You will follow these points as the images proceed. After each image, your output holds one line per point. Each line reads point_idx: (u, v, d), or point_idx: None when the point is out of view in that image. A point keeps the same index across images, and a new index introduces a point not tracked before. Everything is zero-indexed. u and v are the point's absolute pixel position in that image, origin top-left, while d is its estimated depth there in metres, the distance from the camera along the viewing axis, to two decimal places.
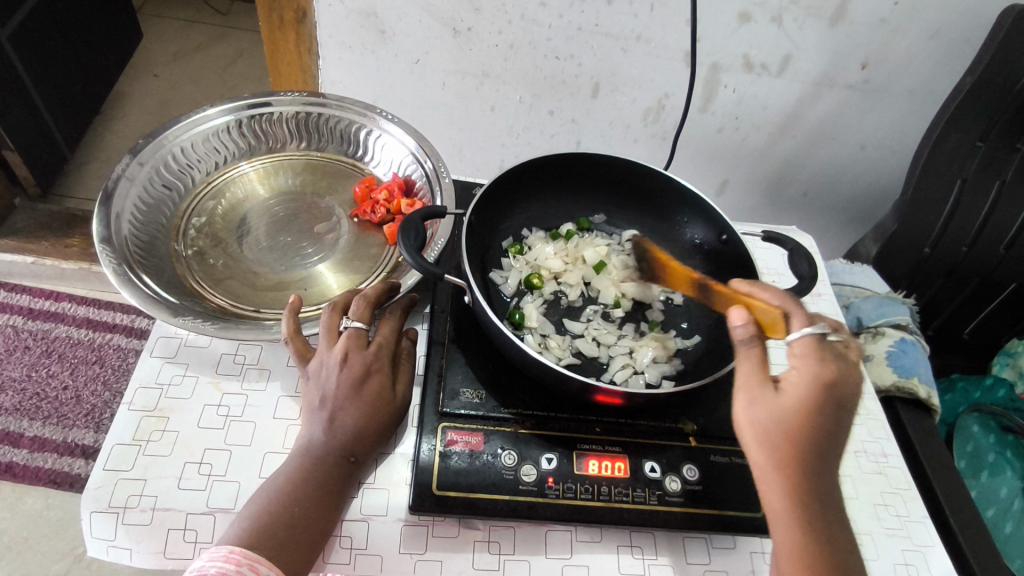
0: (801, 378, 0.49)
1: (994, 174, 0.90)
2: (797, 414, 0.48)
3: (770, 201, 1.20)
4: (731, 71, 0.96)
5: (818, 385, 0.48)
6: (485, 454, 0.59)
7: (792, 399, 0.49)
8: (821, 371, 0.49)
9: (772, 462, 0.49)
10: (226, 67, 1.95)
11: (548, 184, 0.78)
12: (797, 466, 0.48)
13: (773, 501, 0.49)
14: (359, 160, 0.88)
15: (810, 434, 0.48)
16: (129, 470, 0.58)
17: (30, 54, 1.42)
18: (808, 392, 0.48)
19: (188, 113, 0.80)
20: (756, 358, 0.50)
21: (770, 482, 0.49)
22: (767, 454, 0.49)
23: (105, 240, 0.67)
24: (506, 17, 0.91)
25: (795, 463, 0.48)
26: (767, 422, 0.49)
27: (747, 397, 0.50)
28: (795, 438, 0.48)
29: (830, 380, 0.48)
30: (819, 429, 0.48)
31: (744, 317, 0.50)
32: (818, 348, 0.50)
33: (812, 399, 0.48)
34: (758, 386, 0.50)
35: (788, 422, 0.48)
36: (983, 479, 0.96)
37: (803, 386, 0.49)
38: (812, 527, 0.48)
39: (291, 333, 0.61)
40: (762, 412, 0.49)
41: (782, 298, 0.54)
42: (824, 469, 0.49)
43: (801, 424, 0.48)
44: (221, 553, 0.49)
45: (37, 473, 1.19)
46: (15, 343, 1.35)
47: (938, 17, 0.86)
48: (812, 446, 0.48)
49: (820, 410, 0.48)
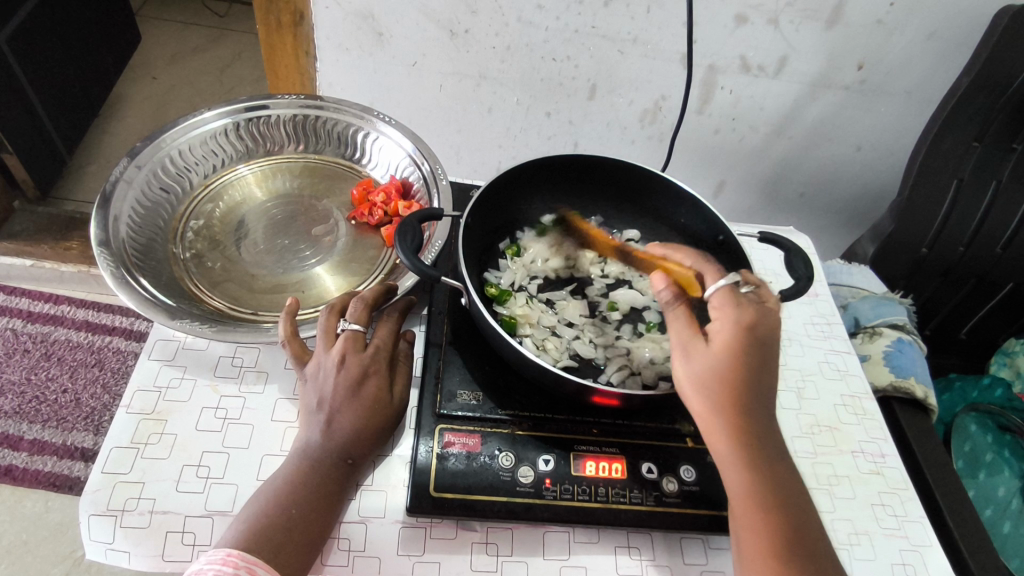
0: (725, 325, 0.51)
1: (990, 175, 0.90)
2: (728, 358, 0.50)
3: (768, 202, 1.20)
4: (728, 72, 0.96)
5: (740, 330, 0.51)
6: (483, 455, 0.59)
7: (720, 347, 0.51)
8: (740, 316, 0.52)
9: (713, 409, 0.50)
10: (225, 69, 1.95)
11: (545, 186, 0.79)
12: (736, 409, 0.50)
13: (718, 447, 0.51)
14: (357, 162, 0.88)
15: (742, 375, 0.50)
16: (127, 473, 0.58)
17: (29, 58, 1.42)
18: (733, 335, 0.51)
19: (186, 116, 0.80)
20: (683, 318, 0.53)
21: (712, 429, 0.51)
22: (707, 403, 0.50)
23: (103, 243, 0.67)
24: (502, 20, 0.92)
25: (731, 405, 0.50)
26: (702, 370, 0.50)
27: (680, 353, 0.52)
28: (728, 381, 0.50)
29: (750, 324, 0.51)
30: (749, 369, 0.50)
31: (665, 280, 0.54)
32: (733, 296, 0.53)
33: (738, 341, 0.50)
34: (690, 340, 0.52)
35: (721, 369, 0.50)
36: (981, 478, 0.96)
37: (727, 331, 0.51)
38: (756, 465, 0.50)
39: (289, 336, 0.62)
40: (697, 365, 0.51)
41: (695, 259, 0.61)
42: (759, 407, 0.51)
43: (732, 368, 0.50)
44: (219, 556, 0.49)
45: (37, 476, 1.19)
46: (14, 346, 1.35)
47: (934, 18, 0.86)
48: (746, 388, 0.50)
49: (747, 352, 0.50)
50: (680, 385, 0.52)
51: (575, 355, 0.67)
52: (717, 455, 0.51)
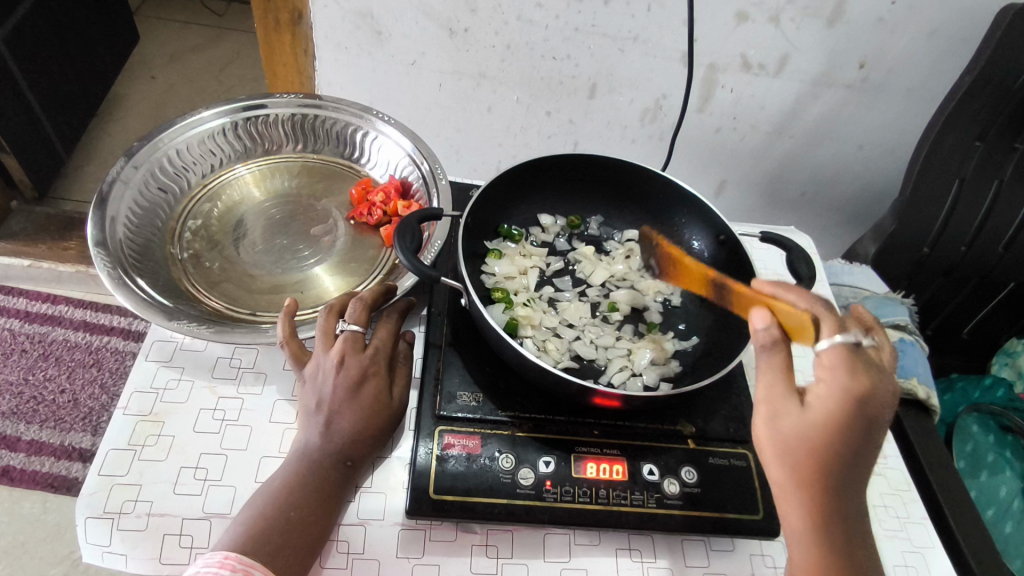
0: (830, 391, 0.47)
1: (993, 173, 0.89)
2: (825, 430, 0.47)
3: (768, 202, 1.20)
4: (729, 71, 0.95)
5: (848, 399, 0.46)
6: (482, 457, 0.59)
7: (817, 415, 0.47)
8: (852, 383, 0.46)
9: (793, 477, 0.48)
10: (223, 68, 1.95)
11: (544, 184, 0.78)
12: (821, 484, 0.47)
13: (792, 516, 0.49)
14: (355, 161, 0.88)
15: (838, 451, 0.47)
16: (124, 475, 0.57)
17: (26, 57, 1.41)
18: (837, 406, 0.46)
19: (183, 116, 0.79)
20: (778, 369, 0.49)
21: (789, 496, 0.49)
22: (787, 469, 0.48)
23: (99, 244, 0.67)
24: (502, 18, 0.91)
25: (816, 479, 0.47)
26: (789, 435, 0.48)
27: (768, 410, 0.49)
28: (818, 455, 0.47)
29: (863, 394, 0.46)
30: (847, 447, 0.46)
31: (766, 318, 0.50)
32: (850, 359, 0.47)
33: (841, 414, 0.46)
34: (781, 398, 0.49)
35: (813, 439, 0.47)
36: (983, 479, 0.96)
37: (831, 399, 0.47)
38: (832, 548, 0.47)
39: (286, 336, 0.61)
40: (784, 426, 0.48)
41: (809, 299, 0.51)
42: (850, 485, 0.48)
43: (826, 440, 0.47)
44: (217, 559, 0.49)
45: (34, 477, 1.19)
46: (12, 346, 1.35)
47: (935, 17, 0.86)
48: (839, 465, 0.47)
49: (847, 427, 0.46)
50: (760, 444, 0.50)
51: (578, 356, 0.67)
52: (789, 524, 0.49)
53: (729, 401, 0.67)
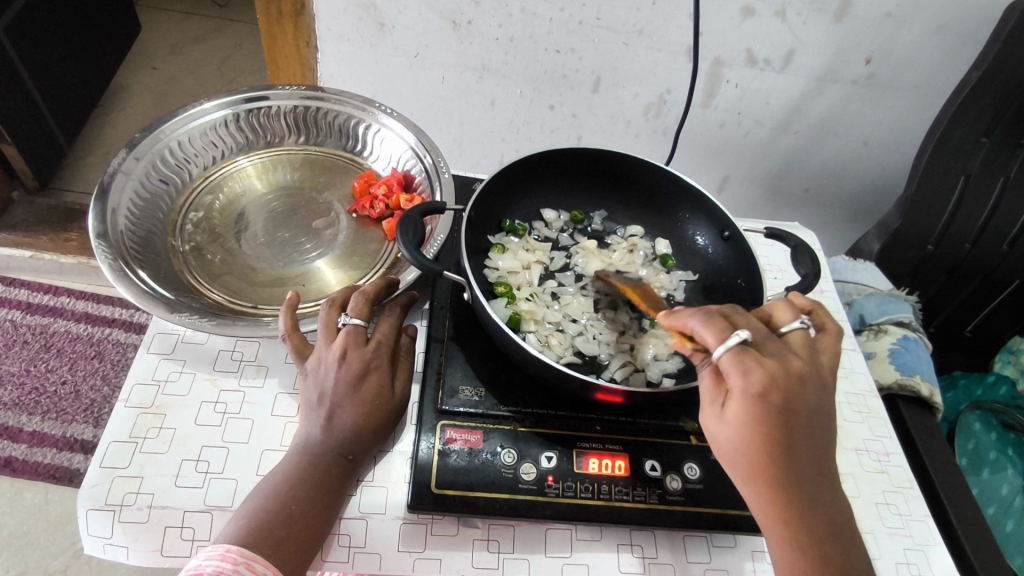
0: (736, 395, 0.47)
1: (998, 171, 0.89)
2: (744, 431, 0.47)
3: (772, 198, 1.19)
4: (734, 66, 0.95)
5: (749, 397, 0.46)
6: (484, 452, 0.59)
7: (731, 418, 0.48)
8: (747, 384, 0.46)
9: (738, 474, 0.49)
10: (225, 60, 1.93)
11: (546, 177, 0.77)
12: (770, 480, 0.47)
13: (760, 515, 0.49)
14: (358, 155, 0.87)
15: (767, 448, 0.47)
16: (126, 467, 0.57)
17: (27, 47, 1.41)
18: (744, 408, 0.47)
19: (185, 107, 0.79)
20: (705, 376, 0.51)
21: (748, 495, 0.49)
22: (737, 471, 0.49)
23: (101, 236, 0.66)
24: (507, 11, 0.90)
25: (763, 477, 0.48)
26: (719, 439, 0.49)
27: (702, 417, 0.51)
28: (751, 455, 0.47)
29: (761, 391, 0.46)
30: (775, 442, 0.47)
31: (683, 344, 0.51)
32: (740, 359, 0.47)
33: (753, 413, 0.46)
34: (707, 405, 0.50)
35: (737, 440, 0.48)
36: (985, 476, 0.96)
37: (738, 403, 0.47)
38: (800, 536, 0.47)
39: (288, 330, 0.61)
40: (715, 430, 0.49)
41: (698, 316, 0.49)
42: (798, 475, 0.48)
43: (750, 440, 0.47)
44: (218, 552, 0.49)
45: (36, 468, 1.19)
46: (13, 337, 1.35)
47: (943, 11, 0.85)
48: (775, 460, 0.47)
49: (763, 421, 0.46)
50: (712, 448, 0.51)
51: (582, 352, 0.66)
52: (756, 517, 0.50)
53: None
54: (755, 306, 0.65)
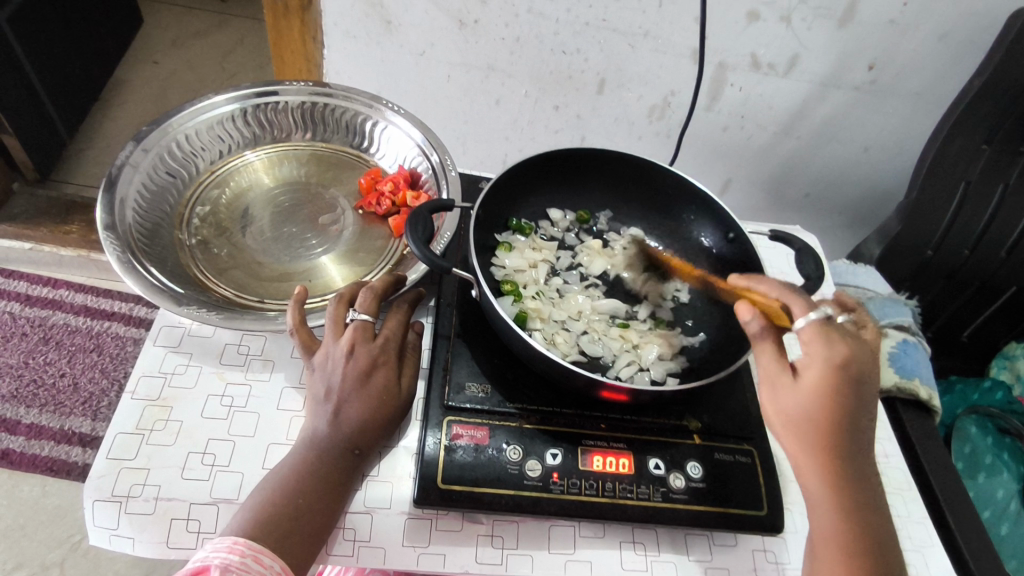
0: (813, 365, 0.50)
1: (998, 178, 0.90)
2: (818, 399, 0.50)
3: (773, 201, 1.20)
4: (739, 69, 0.95)
5: (830, 367, 0.49)
6: (490, 448, 0.59)
7: (809, 386, 0.50)
8: (831, 354, 0.49)
9: (804, 447, 0.51)
10: (226, 54, 1.93)
11: (552, 176, 0.77)
12: (834, 462, 0.51)
13: (818, 494, 0.52)
14: (364, 152, 0.87)
15: (837, 427, 0.50)
16: (132, 459, 0.57)
17: (30, 38, 1.40)
18: (821, 377, 0.50)
19: (195, 100, 0.79)
20: (771, 351, 0.53)
21: (812, 478, 0.52)
22: (806, 452, 0.51)
23: (108, 228, 0.66)
24: (513, 11, 0.91)
25: (828, 458, 0.51)
26: (790, 410, 0.51)
27: (771, 390, 0.52)
28: (822, 425, 0.50)
29: (842, 360, 0.49)
30: (843, 421, 0.50)
31: (753, 312, 0.53)
32: (822, 332, 0.50)
33: (829, 381, 0.49)
34: (777, 374, 0.52)
35: (812, 409, 0.50)
36: (981, 480, 0.97)
37: (814, 372, 0.50)
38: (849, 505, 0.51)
39: (296, 324, 0.61)
40: (786, 400, 0.51)
41: (780, 289, 0.54)
42: (855, 456, 0.51)
43: (824, 408, 0.50)
44: (225, 544, 0.49)
45: (34, 460, 1.18)
46: (12, 329, 1.35)
47: (946, 20, 0.86)
48: (840, 440, 0.50)
49: (839, 391, 0.49)
50: (776, 427, 0.53)
51: (585, 348, 0.67)
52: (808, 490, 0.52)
53: (732, 398, 0.68)
54: None
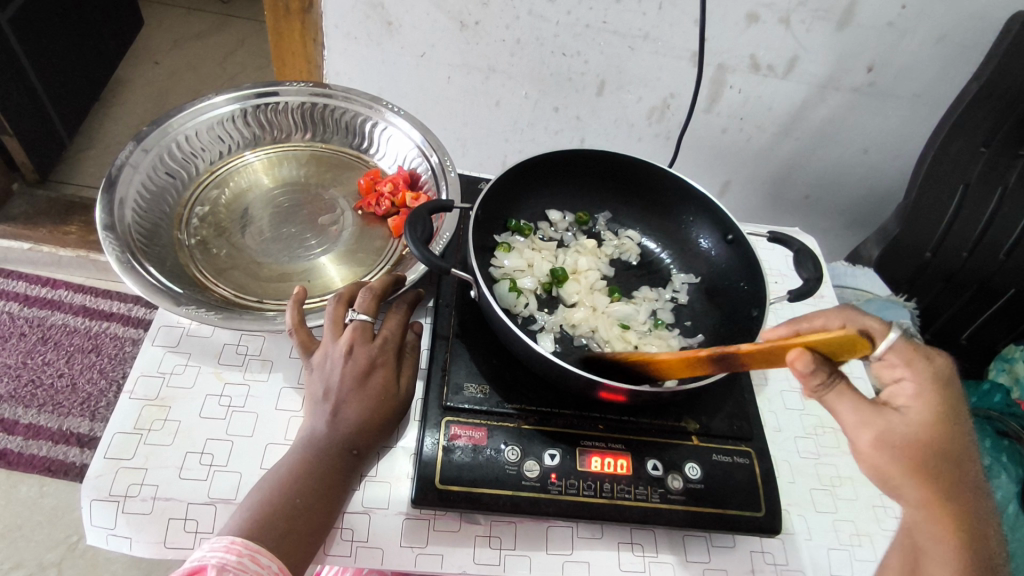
0: (916, 392, 0.47)
1: (996, 180, 0.89)
2: (928, 422, 0.46)
3: (772, 203, 1.20)
4: (738, 71, 0.96)
5: (931, 388, 0.47)
6: (488, 449, 0.59)
7: (919, 416, 0.46)
8: (926, 373, 0.47)
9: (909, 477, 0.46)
10: (227, 56, 1.93)
11: (552, 178, 0.78)
12: (941, 486, 0.46)
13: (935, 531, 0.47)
14: (364, 152, 0.87)
15: (949, 453, 0.46)
16: (130, 459, 0.57)
17: (30, 39, 1.40)
18: (928, 408, 0.46)
19: (195, 100, 0.79)
20: (851, 395, 0.46)
21: (925, 513, 0.47)
22: (926, 492, 0.46)
23: (107, 228, 0.67)
24: (514, 13, 0.91)
25: (938, 484, 0.46)
26: (899, 444, 0.46)
27: (873, 434, 0.46)
28: (928, 448, 0.46)
29: (936, 380, 0.47)
30: (956, 450, 0.46)
31: (812, 363, 0.43)
32: (912, 353, 0.47)
33: (932, 409, 0.46)
34: (877, 417, 0.46)
35: (922, 439, 0.46)
36: (979, 481, 0.98)
37: (920, 405, 0.46)
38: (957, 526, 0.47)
39: (295, 324, 0.61)
40: (887, 443, 0.46)
41: (839, 317, 0.47)
42: (965, 481, 0.47)
43: (933, 437, 0.46)
44: (222, 544, 0.49)
45: (32, 460, 1.18)
46: (11, 329, 1.34)
47: (945, 22, 0.86)
48: (946, 464, 0.46)
49: (943, 411, 0.46)
50: (878, 469, 0.47)
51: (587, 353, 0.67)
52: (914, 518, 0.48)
53: (731, 399, 0.68)
54: (757, 308, 0.66)
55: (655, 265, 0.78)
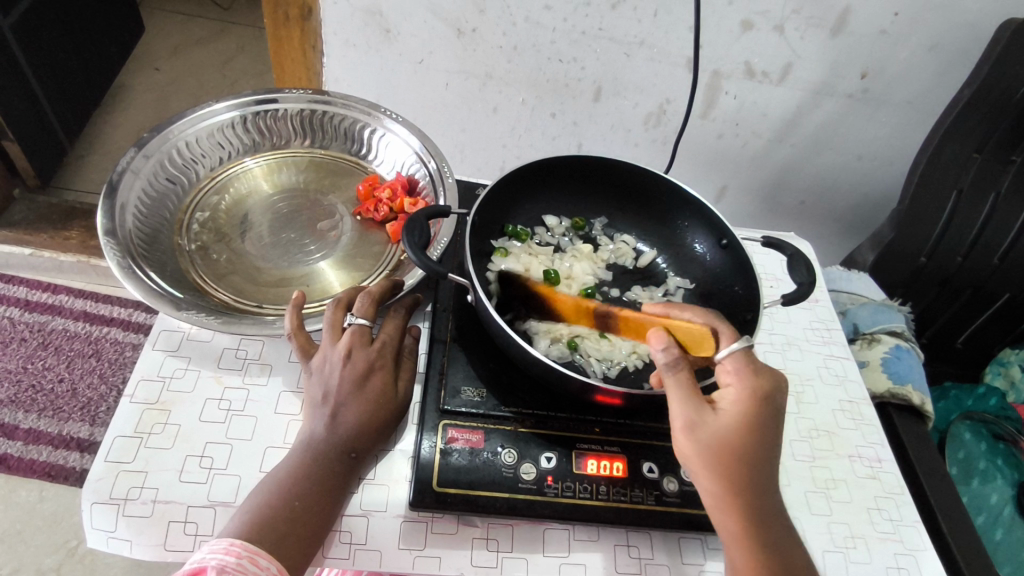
0: (735, 396, 0.52)
1: (990, 186, 0.91)
2: (738, 426, 0.51)
3: (768, 208, 1.21)
4: (733, 78, 0.97)
5: (750, 402, 0.51)
6: (486, 452, 0.60)
7: (732, 419, 0.51)
8: (753, 387, 0.52)
9: (715, 475, 0.50)
10: (226, 62, 1.95)
11: (549, 184, 0.78)
12: (740, 487, 0.50)
13: (726, 525, 0.51)
14: (363, 158, 0.88)
15: (753, 458, 0.51)
16: (130, 462, 0.58)
17: (32, 45, 1.41)
18: (742, 408, 0.51)
19: (196, 107, 0.80)
20: (685, 382, 0.51)
21: (716, 505, 0.51)
22: (719, 481, 0.50)
23: (109, 233, 0.67)
24: (511, 20, 0.92)
25: (738, 486, 0.50)
26: (710, 440, 0.50)
27: (686, 423, 0.51)
28: (732, 449, 0.50)
29: (761, 397, 0.52)
30: (756, 457, 0.51)
31: (664, 342, 0.52)
32: (748, 363, 0.53)
33: (747, 413, 0.51)
34: (699, 411, 0.51)
35: (728, 439, 0.50)
36: (974, 485, 0.98)
37: (737, 403, 0.51)
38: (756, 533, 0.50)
39: (294, 329, 0.62)
40: (703, 436, 0.50)
41: (703, 315, 0.56)
42: (765, 492, 0.51)
43: (739, 439, 0.51)
44: (222, 546, 0.50)
45: (32, 465, 1.19)
46: (11, 334, 1.35)
47: (937, 28, 0.87)
48: (749, 467, 0.51)
49: (757, 423, 0.51)
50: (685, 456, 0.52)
51: (601, 356, 0.67)
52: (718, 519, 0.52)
53: None
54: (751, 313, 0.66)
55: (651, 270, 0.78)
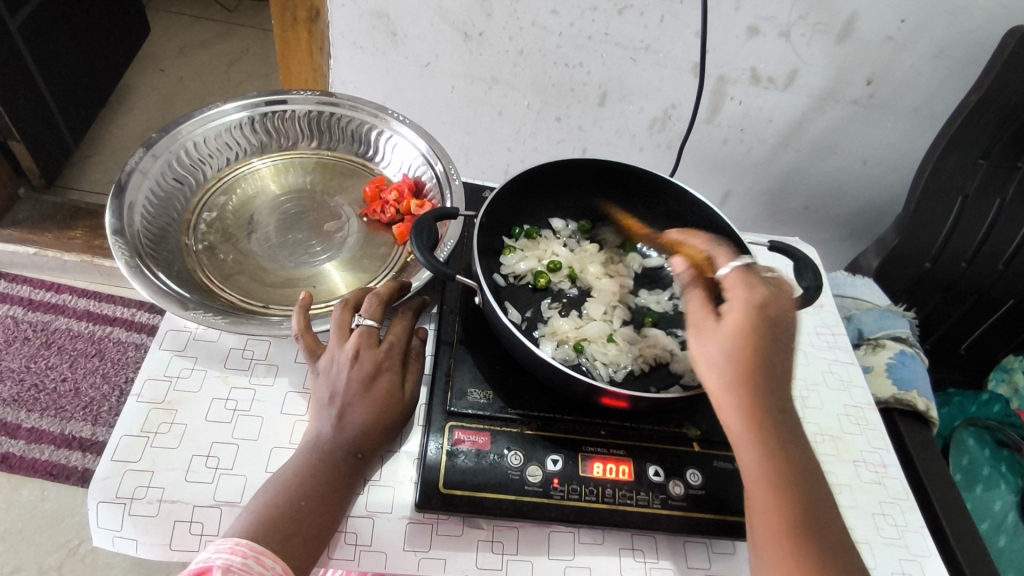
0: (736, 304, 0.53)
1: (995, 191, 0.91)
2: (740, 330, 0.51)
3: (772, 213, 1.21)
4: (738, 83, 0.97)
5: (751, 307, 0.52)
6: (492, 453, 0.60)
7: (733, 323, 0.52)
8: (750, 296, 0.53)
9: (726, 377, 0.51)
10: (231, 64, 1.95)
11: (555, 188, 0.79)
12: (751, 391, 0.50)
13: (736, 427, 0.51)
14: (370, 161, 0.88)
15: (761, 360, 0.51)
16: (136, 461, 0.58)
17: (38, 45, 1.42)
18: (745, 314, 0.52)
19: (205, 108, 0.80)
20: (695, 297, 0.55)
21: (728, 407, 0.51)
22: (733, 387, 0.51)
23: (117, 232, 0.68)
24: (517, 24, 0.93)
25: (748, 390, 0.50)
26: (716, 346, 0.52)
27: (695, 333, 0.53)
28: (739, 351, 0.51)
29: (760, 303, 0.53)
30: (763, 359, 0.51)
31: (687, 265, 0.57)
32: (745, 277, 0.55)
33: (752, 317, 0.52)
34: (703, 319, 0.54)
35: (734, 343, 0.51)
36: (979, 492, 0.98)
37: (738, 309, 0.53)
38: (770, 442, 0.50)
39: (301, 329, 0.62)
40: (710, 343, 0.52)
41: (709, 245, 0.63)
42: (776, 398, 0.51)
43: (744, 343, 0.51)
44: (228, 545, 0.50)
45: (33, 464, 1.19)
46: (14, 333, 1.35)
47: (943, 35, 0.87)
48: (758, 367, 0.51)
49: (760, 329, 0.52)
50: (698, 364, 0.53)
51: (607, 359, 0.67)
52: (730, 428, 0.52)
53: None
54: None
55: (658, 273, 0.78)
